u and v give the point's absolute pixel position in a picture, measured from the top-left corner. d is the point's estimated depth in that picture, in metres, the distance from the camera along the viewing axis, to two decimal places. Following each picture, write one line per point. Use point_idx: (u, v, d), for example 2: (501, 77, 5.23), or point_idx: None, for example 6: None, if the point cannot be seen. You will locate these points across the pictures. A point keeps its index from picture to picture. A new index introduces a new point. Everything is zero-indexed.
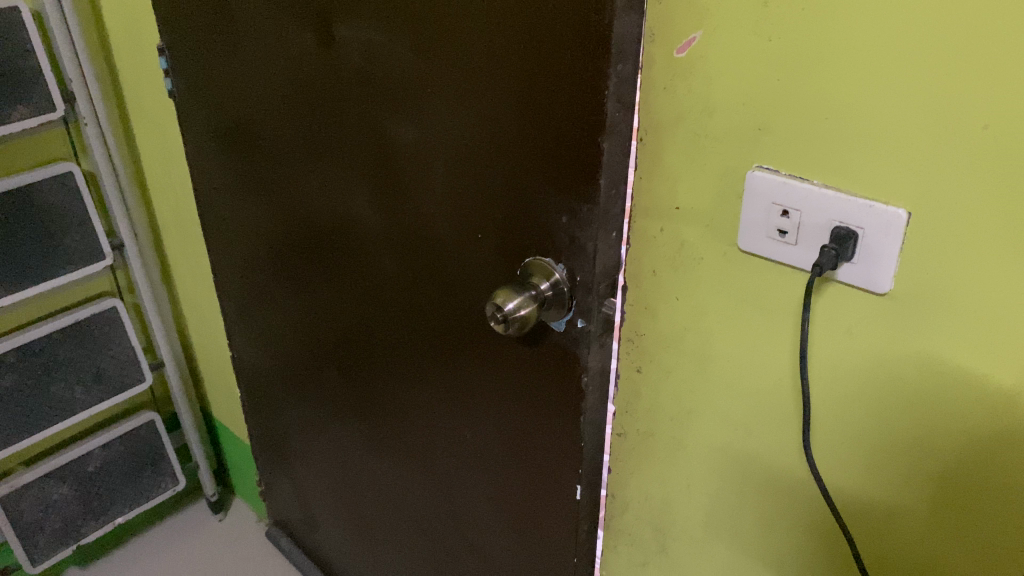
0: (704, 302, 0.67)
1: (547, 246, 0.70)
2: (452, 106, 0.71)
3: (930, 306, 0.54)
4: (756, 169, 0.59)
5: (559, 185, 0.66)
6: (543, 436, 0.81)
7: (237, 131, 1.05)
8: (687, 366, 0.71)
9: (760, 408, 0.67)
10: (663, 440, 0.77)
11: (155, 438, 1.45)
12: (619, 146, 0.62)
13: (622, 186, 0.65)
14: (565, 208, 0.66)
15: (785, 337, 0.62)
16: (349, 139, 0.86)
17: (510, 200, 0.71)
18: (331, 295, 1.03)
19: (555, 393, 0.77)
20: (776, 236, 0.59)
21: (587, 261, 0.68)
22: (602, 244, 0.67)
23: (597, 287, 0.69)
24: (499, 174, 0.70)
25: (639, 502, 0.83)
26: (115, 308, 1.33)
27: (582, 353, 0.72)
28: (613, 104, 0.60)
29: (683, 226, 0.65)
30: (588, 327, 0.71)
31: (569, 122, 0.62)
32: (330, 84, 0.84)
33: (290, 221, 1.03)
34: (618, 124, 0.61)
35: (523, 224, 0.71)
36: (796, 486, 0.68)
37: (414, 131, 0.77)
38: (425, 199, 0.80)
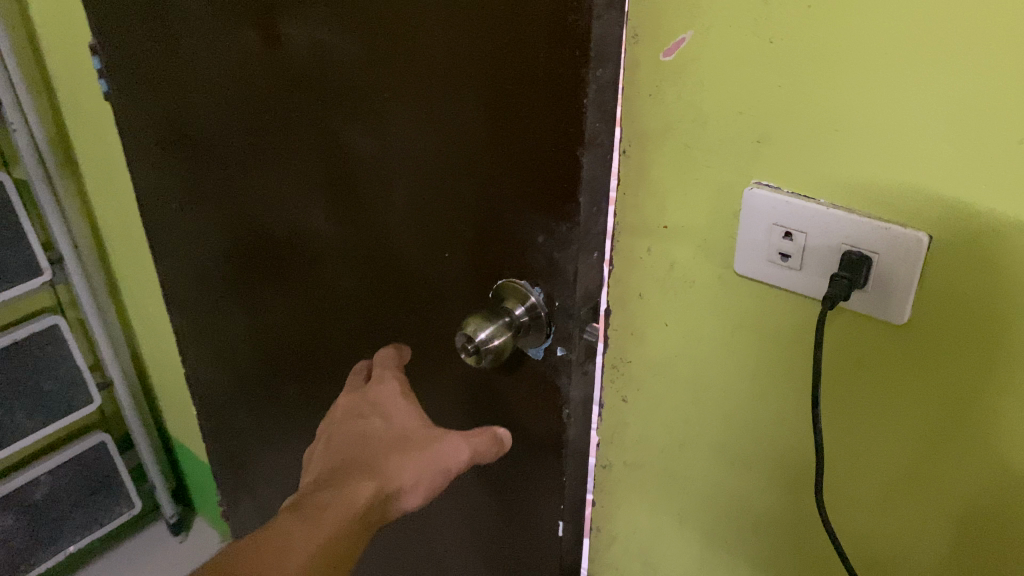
0: (697, 328, 0.61)
1: (522, 267, 0.63)
2: (412, 112, 0.64)
3: (952, 338, 0.49)
4: (755, 186, 0.53)
5: (533, 202, 0.59)
6: (523, 472, 0.74)
7: (180, 136, 0.96)
8: (678, 395, 0.65)
9: (760, 441, 0.62)
10: (654, 472, 0.71)
11: (108, 460, 1.38)
12: (599, 159, 0.56)
13: (604, 202, 0.59)
14: (541, 228, 0.60)
15: (789, 369, 0.57)
16: (301, 149, 0.78)
17: (478, 218, 0.64)
18: (290, 312, 0.95)
19: (535, 425, 0.70)
20: (778, 259, 0.53)
21: (567, 286, 0.61)
22: (582, 267, 0.60)
23: (578, 312, 0.62)
24: (466, 190, 0.63)
25: (627, 536, 0.77)
26: (58, 325, 1.25)
27: (563, 383, 0.66)
28: (593, 113, 0.53)
29: (672, 246, 0.59)
30: (569, 355, 0.64)
31: (543, 134, 0.55)
32: (278, 87, 0.77)
33: (243, 234, 0.95)
34: (599, 136, 0.55)
35: (495, 243, 0.64)
36: (800, 526, 0.63)
37: (371, 139, 0.69)
38: (384, 212, 0.73)
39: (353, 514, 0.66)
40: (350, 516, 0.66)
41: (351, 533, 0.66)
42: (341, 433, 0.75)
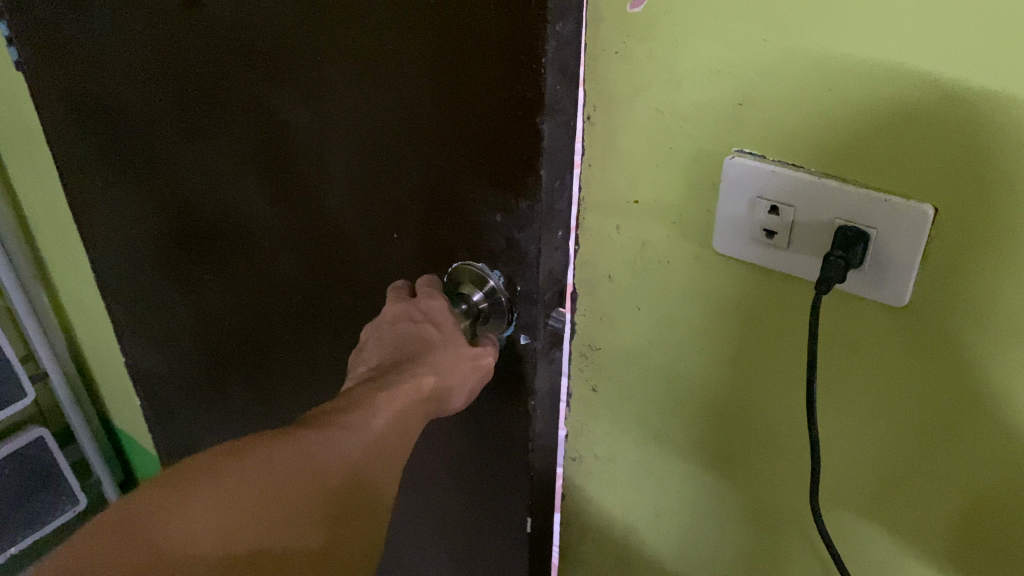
0: (672, 313, 0.55)
1: (478, 248, 0.57)
2: (351, 78, 0.57)
3: (958, 321, 0.44)
4: (737, 155, 0.47)
5: (489, 176, 0.53)
6: (486, 469, 0.68)
7: (100, 108, 0.88)
8: (653, 383, 0.60)
9: (743, 434, 0.57)
10: (627, 465, 0.66)
11: (47, 454, 1.29)
12: (562, 127, 0.49)
13: (568, 175, 0.52)
14: (498, 206, 0.53)
15: (775, 355, 0.51)
16: (231, 118, 0.70)
17: (429, 196, 0.57)
18: (230, 296, 0.88)
19: (498, 418, 0.64)
20: (762, 237, 0.47)
21: (529, 268, 0.55)
22: (545, 248, 0.54)
23: (542, 297, 0.56)
24: (414, 165, 0.57)
25: (598, 530, 0.72)
26: None
27: (528, 374, 0.60)
28: (553, 75, 0.46)
29: (644, 223, 0.53)
30: (533, 343, 0.58)
31: (497, 99, 0.49)
32: (202, 56, 0.69)
33: (175, 213, 0.87)
34: (561, 100, 0.48)
35: (449, 221, 0.57)
36: (785, 520, 0.58)
37: (307, 111, 0.62)
38: (325, 190, 0.66)
39: (409, 416, 0.54)
40: (404, 417, 0.54)
41: (402, 433, 0.54)
42: (384, 329, 0.60)
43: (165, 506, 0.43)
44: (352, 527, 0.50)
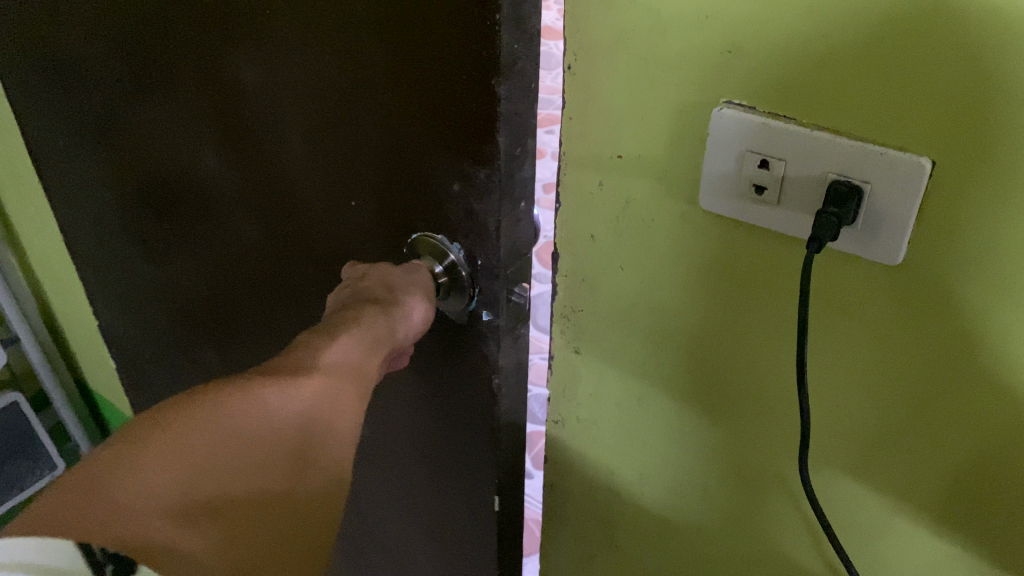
0: (656, 273, 0.53)
1: (438, 217, 0.54)
2: (302, 35, 0.53)
3: (951, 278, 0.42)
4: (725, 106, 0.44)
5: (446, 140, 0.50)
6: (456, 444, 0.66)
7: (52, 64, 0.83)
8: (636, 344, 0.58)
9: (730, 396, 0.55)
10: (610, 428, 0.64)
11: (22, 419, 1.26)
12: (522, 90, 0.46)
13: (530, 142, 0.49)
14: (458, 171, 0.51)
15: (764, 317, 0.50)
16: (182, 77, 0.67)
17: (387, 160, 0.54)
18: (194, 262, 0.85)
19: (466, 393, 0.62)
20: (751, 193, 0.45)
21: (490, 241, 0.52)
22: (505, 219, 0.51)
23: (503, 270, 0.53)
24: (371, 126, 0.53)
25: (582, 494, 0.71)
26: None
27: (491, 350, 0.57)
28: (510, 34, 0.43)
29: (627, 179, 0.50)
30: (496, 320, 0.56)
31: (453, 58, 0.46)
32: (156, 15, 0.65)
33: (134, 176, 0.84)
34: (521, 62, 0.45)
35: (408, 188, 0.55)
36: (772, 483, 0.57)
37: (261, 71, 0.58)
38: (281, 152, 0.62)
39: (360, 351, 0.44)
40: (357, 349, 0.44)
41: (359, 368, 0.43)
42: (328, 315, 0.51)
43: (97, 479, 0.32)
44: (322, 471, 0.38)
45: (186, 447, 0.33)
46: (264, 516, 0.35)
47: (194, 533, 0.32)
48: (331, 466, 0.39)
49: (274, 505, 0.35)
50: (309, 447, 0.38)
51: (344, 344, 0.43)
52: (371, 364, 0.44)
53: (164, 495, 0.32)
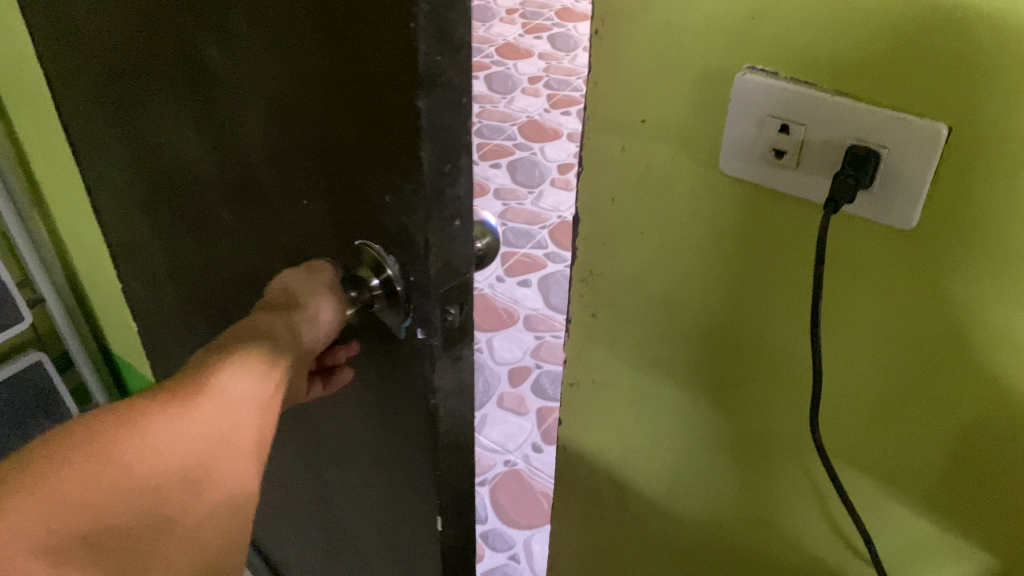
0: (675, 237, 0.54)
1: (373, 227, 0.47)
2: (239, 21, 0.47)
3: (960, 245, 0.43)
4: (747, 72, 0.45)
5: (377, 156, 0.44)
6: (401, 453, 0.59)
7: (38, 33, 0.79)
8: (653, 309, 0.59)
9: (743, 360, 0.56)
10: (624, 390, 0.66)
11: (45, 379, 1.28)
12: (450, 105, 0.40)
13: (464, 158, 0.43)
14: (388, 186, 0.44)
15: (779, 279, 0.51)
16: (138, 58, 0.61)
17: (326, 166, 0.48)
18: (170, 254, 0.80)
19: (407, 403, 0.54)
20: (771, 157, 0.46)
21: (418, 260, 0.45)
22: (436, 240, 0.44)
23: (433, 290, 0.46)
24: (310, 126, 0.47)
25: (594, 456, 0.73)
26: None
27: (426, 367, 0.50)
28: (428, 45, 0.37)
29: (649, 144, 0.52)
30: (430, 339, 0.49)
31: (375, 68, 0.40)
32: (120, 29, 0.61)
33: (116, 156, 0.80)
34: (445, 73, 0.39)
35: (345, 197, 0.48)
36: (779, 447, 0.59)
37: (205, 57, 0.53)
38: (234, 161, 0.57)
39: (255, 378, 0.45)
40: (243, 378, 0.44)
41: (251, 397, 0.44)
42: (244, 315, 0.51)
43: None
44: (210, 498, 0.42)
45: (62, 497, 0.38)
46: (158, 537, 0.41)
47: (60, 563, 0.37)
48: (224, 490, 0.43)
49: (166, 530, 0.41)
50: (196, 477, 0.42)
51: (233, 375, 0.44)
52: (267, 386, 0.45)
53: (32, 537, 0.37)
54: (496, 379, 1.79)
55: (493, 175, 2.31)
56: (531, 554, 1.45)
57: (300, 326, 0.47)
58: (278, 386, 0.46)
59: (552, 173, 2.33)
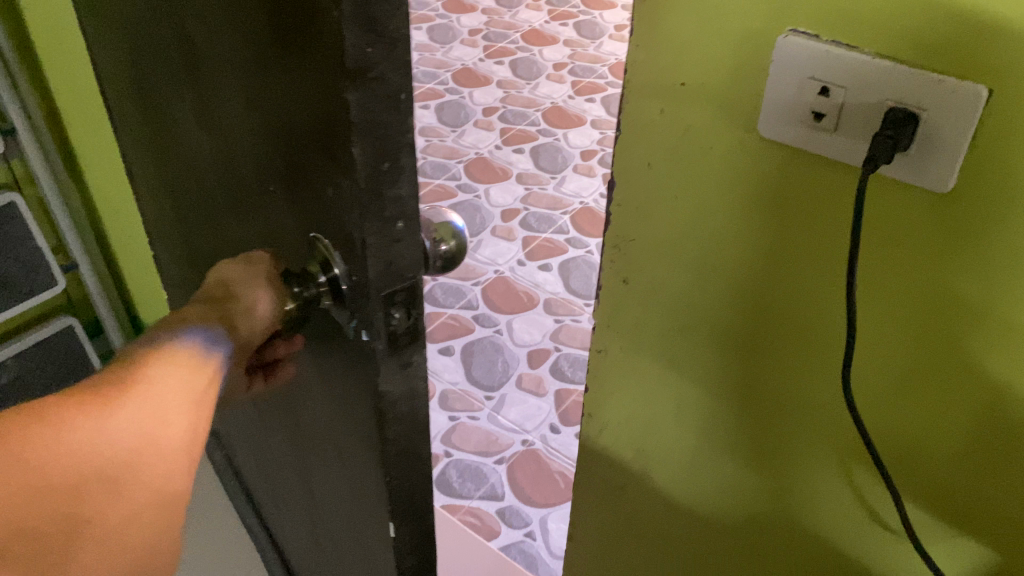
0: (711, 201, 0.55)
1: (320, 220, 0.42)
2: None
3: (995, 210, 0.44)
4: (789, 34, 0.46)
5: (318, 149, 0.39)
6: (358, 460, 0.51)
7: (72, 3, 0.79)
8: (685, 275, 0.60)
9: (773, 325, 0.57)
10: (653, 357, 0.67)
11: (75, 343, 1.30)
12: (385, 102, 0.35)
13: (406, 156, 0.37)
14: (328, 179, 0.39)
15: (813, 244, 0.52)
16: (141, 31, 0.59)
17: (282, 157, 0.44)
18: (178, 237, 0.77)
19: (358, 409, 0.47)
20: (810, 120, 0.47)
21: (357, 257, 0.39)
22: (374, 241, 0.38)
23: (373, 291, 0.39)
24: (266, 112, 0.43)
25: (620, 423, 0.74)
26: (14, 203, 1.12)
27: (371, 375, 0.43)
28: (355, 32, 0.32)
29: (689, 108, 0.52)
30: (374, 346, 0.42)
31: (309, 55, 0.35)
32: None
33: (134, 132, 0.78)
34: (378, 63, 0.34)
35: (297, 186, 0.43)
36: (806, 414, 0.59)
37: (184, 31, 0.49)
38: (216, 147, 0.54)
39: (188, 370, 0.40)
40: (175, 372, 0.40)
41: (182, 389, 0.40)
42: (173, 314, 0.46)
43: None
44: (136, 499, 0.37)
45: None
46: (69, 542, 0.35)
47: None
48: (150, 491, 0.37)
49: (78, 533, 0.35)
50: (117, 473, 0.36)
51: (165, 366, 0.40)
52: (204, 380, 0.41)
53: None
54: (515, 361, 1.78)
55: (516, 160, 2.33)
56: (547, 532, 1.46)
57: (236, 319, 0.43)
58: (214, 383, 0.42)
59: (575, 158, 2.33)
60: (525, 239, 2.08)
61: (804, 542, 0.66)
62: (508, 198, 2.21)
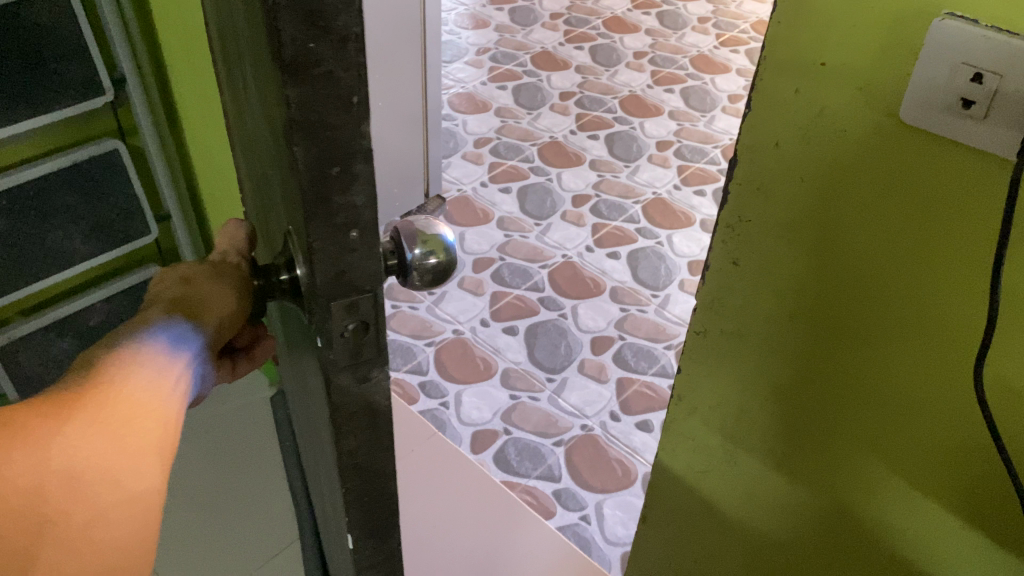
0: (838, 184, 0.54)
1: (291, 211, 0.34)
2: None
3: None
4: (945, 19, 0.45)
5: (282, 140, 0.31)
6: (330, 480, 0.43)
7: None
8: (801, 261, 0.59)
9: (889, 321, 0.56)
10: (754, 342, 0.66)
11: None
12: (334, 103, 0.27)
13: (362, 165, 0.28)
14: (290, 174, 0.31)
15: (949, 235, 0.50)
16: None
17: (272, 135, 0.36)
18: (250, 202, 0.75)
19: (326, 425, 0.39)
20: (958, 107, 0.46)
21: (308, 260, 0.31)
22: (319, 250, 0.30)
23: (321, 299, 0.31)
24: (262, 83, 0.36)
25: (710, 407, 0.73)
26: (116, 150, 0.95)
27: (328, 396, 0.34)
28: (285, 16, 0.25)
29: (828, 87, 0.52)
30: (328, 360, 0.33)
31: (266, 30, 0.28)
32: None
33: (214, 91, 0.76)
34: (322, 54, 0.26)
35: (281, 170, 0.36)
36: (916, 411, 0.58)
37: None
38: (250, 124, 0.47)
39: (157, 373, 0.38)
40: (142, 377, 0.37)
41: (152, 390, 0.37)
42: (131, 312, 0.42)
43: None
44: (101, 501, 0.34)
45: None
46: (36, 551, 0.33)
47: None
48: (119, 495, 0.35)
49: (43, 542, 0.33)
50: (79, 483, 0.34)
51: (129, 370, 0.37)
52: (171, 380, 0.38)
53: None
54: (578, 345, 1.78)
55: (590, 145, 2.32)
56: (602, 517, 1.46)
57: (197, 313, 0.41)
58: (182, 386, 0.39)
59: (650, 148, 2.31)
60: (595, 225, 2.06)
61: (892, 543, 0.65)
62: (580, 183, 2.20)
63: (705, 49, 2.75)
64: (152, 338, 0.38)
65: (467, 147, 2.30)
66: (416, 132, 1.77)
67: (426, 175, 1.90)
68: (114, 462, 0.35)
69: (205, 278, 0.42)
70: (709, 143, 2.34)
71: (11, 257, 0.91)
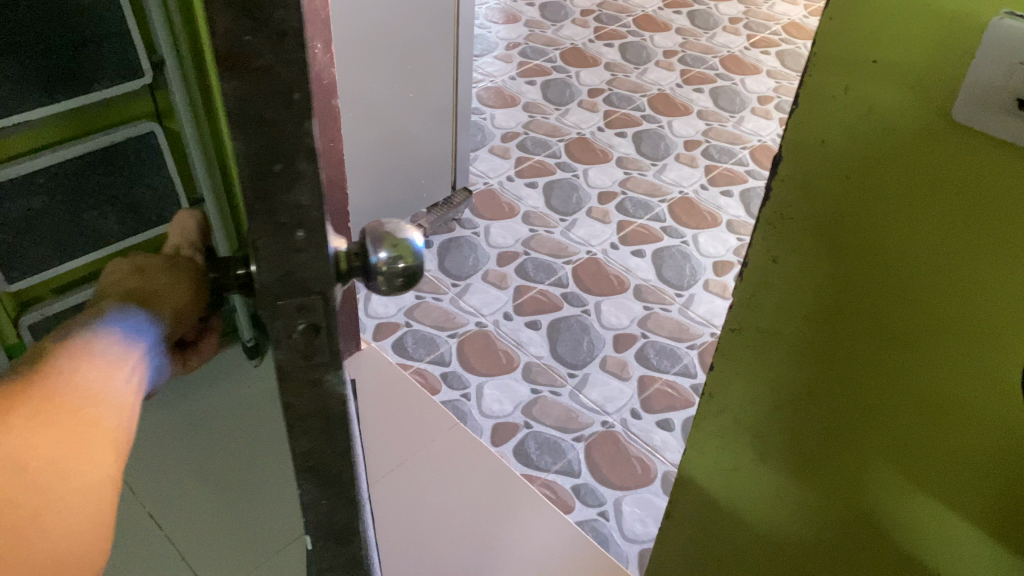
0: (884, 185, 0.55)
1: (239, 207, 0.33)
2: None
3: None
4: (1002, 19, 0.46)
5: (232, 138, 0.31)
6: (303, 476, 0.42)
7: None
8: (840, 261, 0.60)
9: (922, 322, 0.57)
10: (788, 341, 0.67)
11: None
12: (274, 99, 0.27)
13: (306, 165, 0.28)
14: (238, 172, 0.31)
15: (993, 239, 0.51)
16: None
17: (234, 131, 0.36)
18: None
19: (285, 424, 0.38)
20: (1014, 105, 0.47)
21: (253, 256, 0.30)
22: (264, 247, 0.29)
23: (265, 297, 0.30)
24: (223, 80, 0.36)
25: (740, 406, 0.74)
26: (153, 132, 0.98)
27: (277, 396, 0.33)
28: (216, 11, 0.24)
29: (878, 84, 0.53)
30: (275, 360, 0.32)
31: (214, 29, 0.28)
32: None
33: None
34: (261, 53, 0.26)
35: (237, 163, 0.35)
36: (950, 417, 0.59)
37: None
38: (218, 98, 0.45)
39: (107, 365, 0.36)
40: (92, 373, 0.37)
41: (103, 382, 0.37)
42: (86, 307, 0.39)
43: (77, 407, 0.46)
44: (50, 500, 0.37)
45: None
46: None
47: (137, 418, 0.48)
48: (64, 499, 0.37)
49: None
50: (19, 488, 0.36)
51: (79, 363, 0.37)
52: (126, 371, 0.37)
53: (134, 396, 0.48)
54: (601, 341, 1.79)
55: (618, 142, 2.32)
56: (620, 513, 1.48)
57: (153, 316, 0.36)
58: (136, 375, 0.37)
59: (678, 147, 2.31)
60: (621, 222, 2.07)
61: (903, 542, 0.66)
62: (607, 179, 2.20)
63: (736, 49, 2.74)
64: (104, 334, 0.36)
65: (495, 140, 2.31)
66: (446, 125, 1.78)
67: (454, 167, 1.91)
68: (64, 458, 0.37)
69: (158, 273, 0.37)
70: (737, 144, 2.33)
71: (49, 231, 0.94)
